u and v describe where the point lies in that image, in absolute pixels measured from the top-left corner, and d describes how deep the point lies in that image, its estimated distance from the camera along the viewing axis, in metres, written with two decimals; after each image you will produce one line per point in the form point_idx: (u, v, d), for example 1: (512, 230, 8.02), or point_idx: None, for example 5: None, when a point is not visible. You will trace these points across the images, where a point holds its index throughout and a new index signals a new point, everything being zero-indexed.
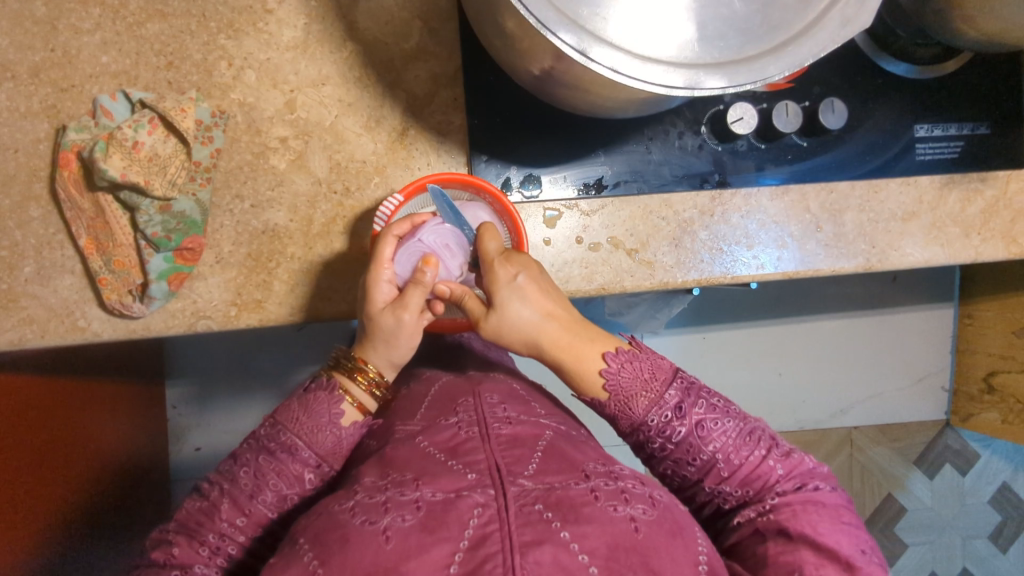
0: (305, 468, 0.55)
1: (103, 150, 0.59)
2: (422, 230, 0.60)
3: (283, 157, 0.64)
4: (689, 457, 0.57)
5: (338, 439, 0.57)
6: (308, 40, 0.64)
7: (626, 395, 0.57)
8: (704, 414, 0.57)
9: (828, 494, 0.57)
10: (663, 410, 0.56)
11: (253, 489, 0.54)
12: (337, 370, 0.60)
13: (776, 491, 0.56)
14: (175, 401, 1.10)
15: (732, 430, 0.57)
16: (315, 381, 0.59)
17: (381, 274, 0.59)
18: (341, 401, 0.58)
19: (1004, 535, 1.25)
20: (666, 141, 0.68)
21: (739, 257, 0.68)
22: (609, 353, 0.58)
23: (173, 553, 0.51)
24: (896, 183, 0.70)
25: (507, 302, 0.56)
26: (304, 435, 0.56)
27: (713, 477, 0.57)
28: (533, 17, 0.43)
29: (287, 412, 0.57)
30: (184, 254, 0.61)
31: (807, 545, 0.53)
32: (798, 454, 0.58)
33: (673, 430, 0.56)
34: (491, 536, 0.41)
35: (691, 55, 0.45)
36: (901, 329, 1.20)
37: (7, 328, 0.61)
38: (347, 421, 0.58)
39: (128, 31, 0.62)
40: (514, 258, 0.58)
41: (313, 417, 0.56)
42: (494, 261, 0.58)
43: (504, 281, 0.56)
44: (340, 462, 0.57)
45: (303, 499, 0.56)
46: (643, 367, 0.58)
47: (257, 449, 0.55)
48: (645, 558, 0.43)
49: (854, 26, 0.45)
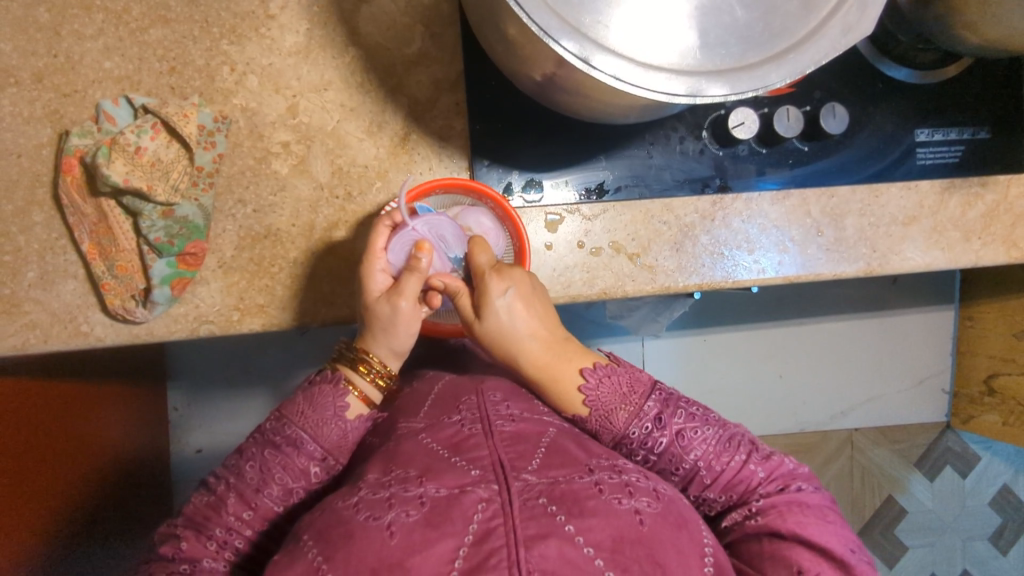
0: (310, 462, 0.55)
1: (106, 156, 0.59)
2: (417, 219, 0.60)
3: (285, 162, 0.64)
4: (672, 467, 0.57)
5: (343, 433, 0.56)
6: (310, 46, 0.64)
7: (606, 409, 0.58)
8: (683, 423, 0.57)
9: (812, 494, 0.57)
10: (643, 422, 0.56)
11: (259, 483, 0.54)
12: (340, 362, 0.60)
13: (759, 493, 0.56)
14: (176, 402, 1.11)
15: (712, 437, 0.57)
16: (320, 375, 0.59)
17: (375, 264, 0.59)
18: (346, 394, 0.58)
19: (1004, 537, 1.26)
20: (667, 146, 0.68)
21: (739, 262, 0.68)
22: (586, 369, 0.59)
23: (181, 547, 0.52)
24: (897, 188, 0.70)
25: (495, 314, 0.58)
26: (309, 428, 0.55)
27: (696, 485, 0.57)
28: (534, 25, 0.44)
29: (292, 406, 0.57)
30: (185, 259, 0.62)
31: (799, 542, 0.53)
32: (779, 456, 0.58)
33: (654, 441, 0.56)
34: (496, 530, 0.41)
35: (692, 62, 0.46)
36: (902, 332, 1.20)
37: (10, 333, 0.61)
38: (351, 414, 0.58)
39: (130, 37, 0.62)
40: (506, 272, 0.59)
41: (319, 411, 0.56)
42: (486, 272, 0.59)
43: (490, 298, 0.58)
44: (345, 456, 0.57)
45: (310, 492, 0.56)
46: (620, 381, 0.59)
47: (262, 444, 0.55)
48: (651, 551, 0.43)
49: (855, 33, 0.45)
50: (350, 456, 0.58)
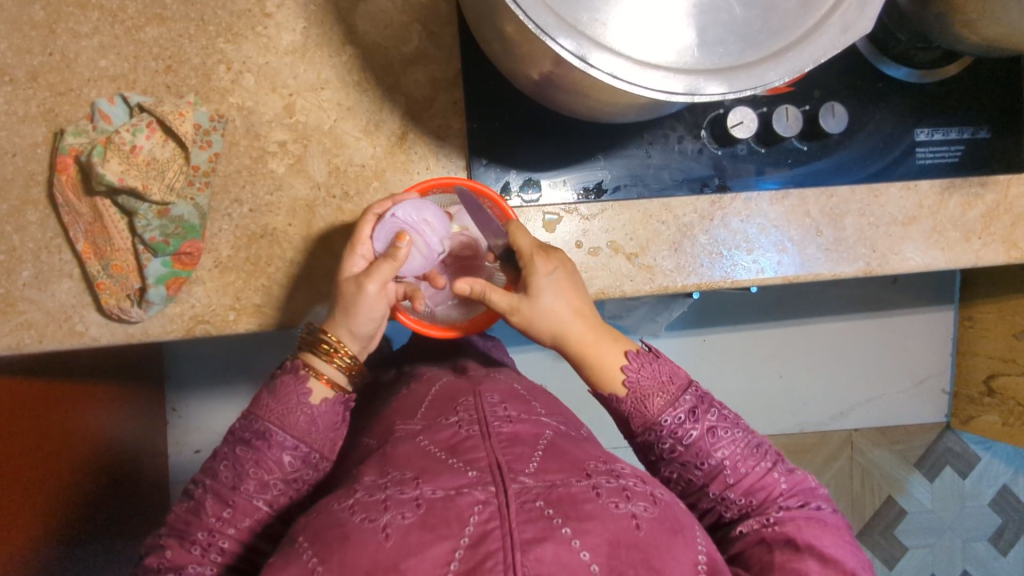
0: (282, 451, 0.54)
1: (101, 154, 0.58)
2: (398, 206, 0.60)
3: (281, 161, 0.64)
4: (697, 461, 0.56)
5: (311, 419, 0.55)
6: (306, 45, 0.64)
7: (642, 392, 0.57)
8: (716, 421, 0.57)
9: (831, 514, 0.57)
10: (678, 411, 0.56)
11: (233, 481, 0.54)
12: (301, 350, 0.58)
13: (780, 504, 0.56)
14: (174, 403, 1.10)
15: (740, 440, 0.57)
16: (283, 367, 0.58)
17: (358, 249, 0.60)
18: (308, 379, 0.56)
19: (1004, 537, 1.25)
20: (666, 145, 0.68)
21: (738, 262, 0.68)
22: (630, 352, 0.59)
23: (166, 556, 0.52)
24: (896, 188, 0.70)
25: (541, 291, 0.58)
26: (275, 419, 0.54)
27: (719, 483, 0.56)
28: (532, 23, 0.43)
29: (258, 402, 0.56)
30: (181, 258, 0.61)
31: (815, 556, 0.52)
32: (802, 472, 0.59)
33: (685, 432, 0.56)
34: (492, 533, 0.41)
35: (690, 61, 0.45)
36: (902, 331, 1.20)
37: (5, 333, 0.60)
38: (316, 398, 0.56)
39: (126, 35, 0.62)
40: (552, 255, 0.59)
41: (282, 401, 0.55)
42: (532, 253, 0.59)
43: (542, 273, 0.58)
44: (318, 442, 0.56)
45: (290, 483, 0.55)
46: (661, 370, 0.58)
47: (233, 443, 0.55)
48: (646, 556, 0.43)
49: (854, 32, 0.45)
50: (329, 443, 0.57)
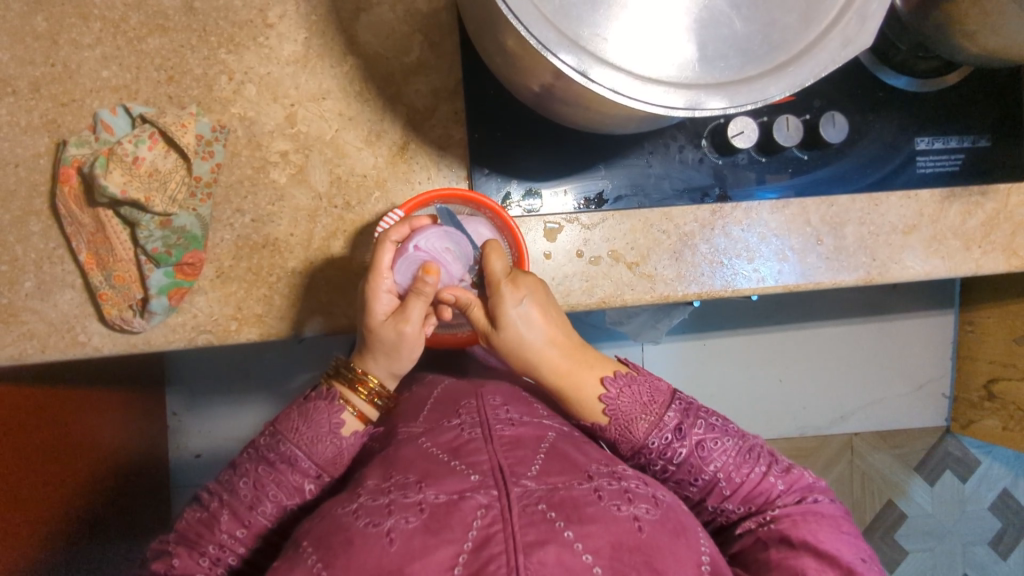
0: (305, 479, 0.55)
1: (103, 166, 0.59)
2: (419, 236, 0.58)
3: (283, 170, 0.64)
4: (691, 478, 0.57)
5: (338, 450, 0.56)
6: (308, 55, 0.64)
7: (625, 418, 0.57)
8: (703, 433, 0.57)
9: (827, 505, 0.57)
10: (663, 433, 0.56)
11: (252, 500, 0.53)
12: (337, 379, 0.59)
13: (777, 504, 0.56)
14: (175, 408, 1.10)
15: (732, 448, 0.57)
16: (315, 390, 0.58)
17: (381, 284, 0.57)
18: (342, 411, 0.57)
19: (1004, 541, 1.26)
20: (667, 155, 0.68)
21: (739, 270, 0.68)
22: (607, 378, 0.59)
23: (174, 564, 0.51)
24: (896, 197, 0.70)
25: (512, 323, 0.56)
26: (303, 445, 0.55)
27: (715, 496, 0.57)
28: (534, 38, 0.43)
29: (286, 422, 0.56)
30: (183, 269, 0.61)
31: (810, 552, 0.53)
32: (797, 469, 0.59)
33: (674, 452, 0.56)
34: (495, 536, 0.41)
35: (691, 75, 0.45)
36: (902, 337, 1.20)
37: (8, 343, 0.61)
38: (346, 430, 0.57)
39: (128, 46, 0.62)
40: (520, 281, 0.57)
41: (313, 428, 0.55)
42: (501, 280, 0.56)
43: (509, 305, 0.56)
44: (339, 472, 0.57)
45: (304, 510, 0.55)
46: (641, 391, 0.59)
47: (256, 460, 0.55)
48: (649, 558, 0.43)
49: (855, 47, 0.45)
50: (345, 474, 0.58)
